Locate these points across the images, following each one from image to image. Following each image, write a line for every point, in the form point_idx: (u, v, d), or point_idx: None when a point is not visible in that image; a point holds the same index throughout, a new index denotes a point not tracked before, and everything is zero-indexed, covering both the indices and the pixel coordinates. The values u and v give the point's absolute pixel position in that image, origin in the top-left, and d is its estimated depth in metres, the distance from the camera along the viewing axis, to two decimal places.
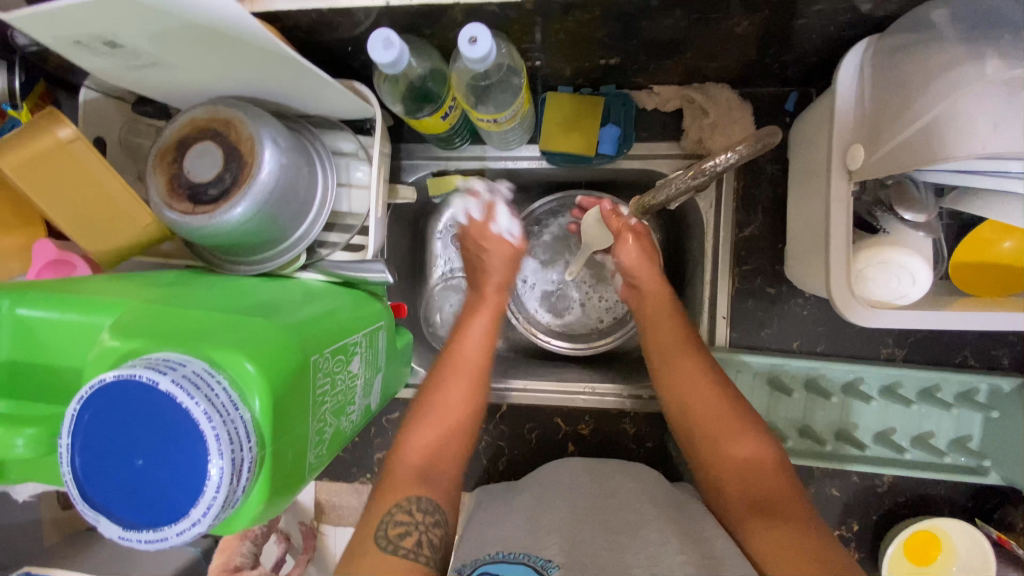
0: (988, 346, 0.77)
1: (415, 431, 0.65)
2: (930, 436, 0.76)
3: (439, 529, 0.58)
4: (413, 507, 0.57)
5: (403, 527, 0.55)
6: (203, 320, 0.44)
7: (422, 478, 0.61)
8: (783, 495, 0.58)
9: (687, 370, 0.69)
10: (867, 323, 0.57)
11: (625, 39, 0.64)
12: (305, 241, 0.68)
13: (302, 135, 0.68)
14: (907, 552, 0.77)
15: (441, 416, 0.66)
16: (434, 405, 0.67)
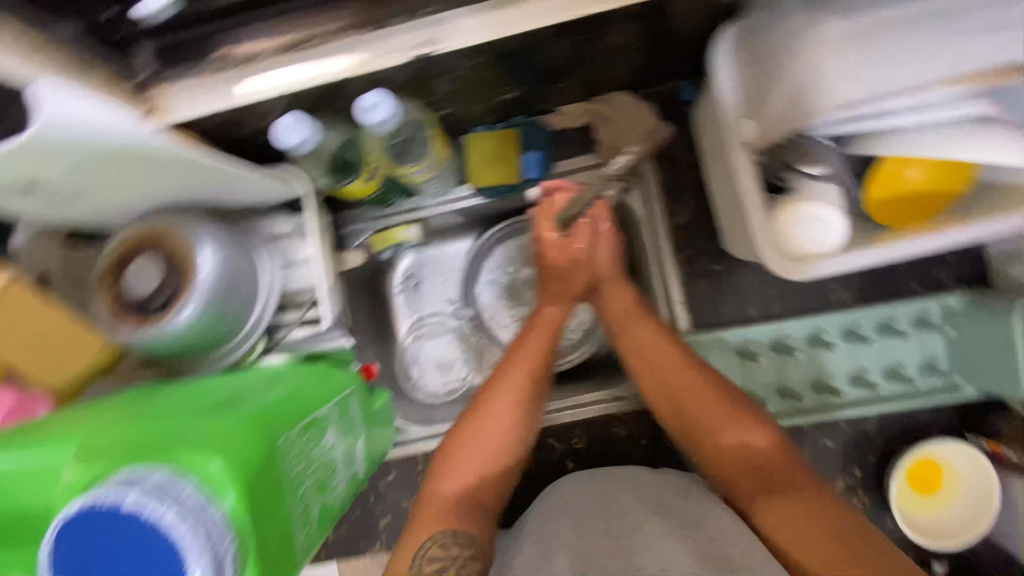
0: (926, 271, 0.81)
1: (445, 462, 0.66)
2: (901, 368, 0.79)
3: (477, 563, 0.59)
4: (446, 541, 0.59)
5: (439, 563, 0.57)
6: (165, 434, 0.45)
7: (456, 510, 0.62)
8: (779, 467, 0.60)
9: (664, 366, 0.69)
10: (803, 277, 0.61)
11: (518, 74, 0.69)
12: (261, 327, 0.70)
13: (239, 228, 0.71)
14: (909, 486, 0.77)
15: (475, 444, 0.66)
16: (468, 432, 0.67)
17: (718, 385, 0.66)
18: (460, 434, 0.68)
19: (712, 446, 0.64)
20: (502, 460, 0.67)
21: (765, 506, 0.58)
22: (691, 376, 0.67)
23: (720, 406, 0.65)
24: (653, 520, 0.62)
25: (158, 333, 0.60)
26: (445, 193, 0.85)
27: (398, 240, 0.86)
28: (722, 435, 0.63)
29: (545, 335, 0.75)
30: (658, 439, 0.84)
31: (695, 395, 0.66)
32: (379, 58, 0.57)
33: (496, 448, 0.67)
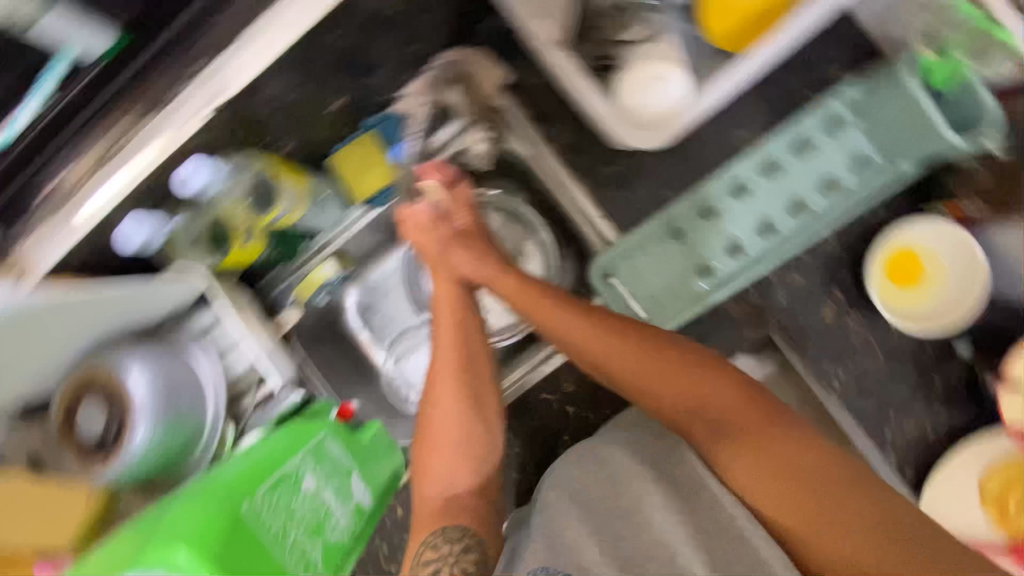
0: (813, 72, 0.78)
1: (421, 468, 0.63)
2: (830, 176, 0.77)
3: (474, 553, 0.58)
4: (437, 542, 0.58)
5: (433, 564, 0.56)
6: (162, 520, 0.53)
7: (448, 510, 0.61)
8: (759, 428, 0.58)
9: (624, 362, 0.63)
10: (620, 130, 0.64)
11: (331, 79, 0.69)
12: (221, 415, 0.72)
13: (163, 339, 0.73)
14: (891, 277, 0.76)
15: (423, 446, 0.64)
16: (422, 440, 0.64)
17: (728, 409, 0.60)
18: (427, 441, 0.64)
19: (660, 404, 0.62)
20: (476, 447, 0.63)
21: (735, 461, 0.58)
22: (645, 356, 0.63)
23: (687, 380, 0.61)
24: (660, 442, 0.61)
25: (123, 464, 0.65)
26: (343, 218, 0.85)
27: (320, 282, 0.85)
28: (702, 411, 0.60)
29: (455, 325, 0.68)
30: None
31: (652, 375, 0.62)
32: (174, 135, 0.60)
33: (460, 439, 0.63)
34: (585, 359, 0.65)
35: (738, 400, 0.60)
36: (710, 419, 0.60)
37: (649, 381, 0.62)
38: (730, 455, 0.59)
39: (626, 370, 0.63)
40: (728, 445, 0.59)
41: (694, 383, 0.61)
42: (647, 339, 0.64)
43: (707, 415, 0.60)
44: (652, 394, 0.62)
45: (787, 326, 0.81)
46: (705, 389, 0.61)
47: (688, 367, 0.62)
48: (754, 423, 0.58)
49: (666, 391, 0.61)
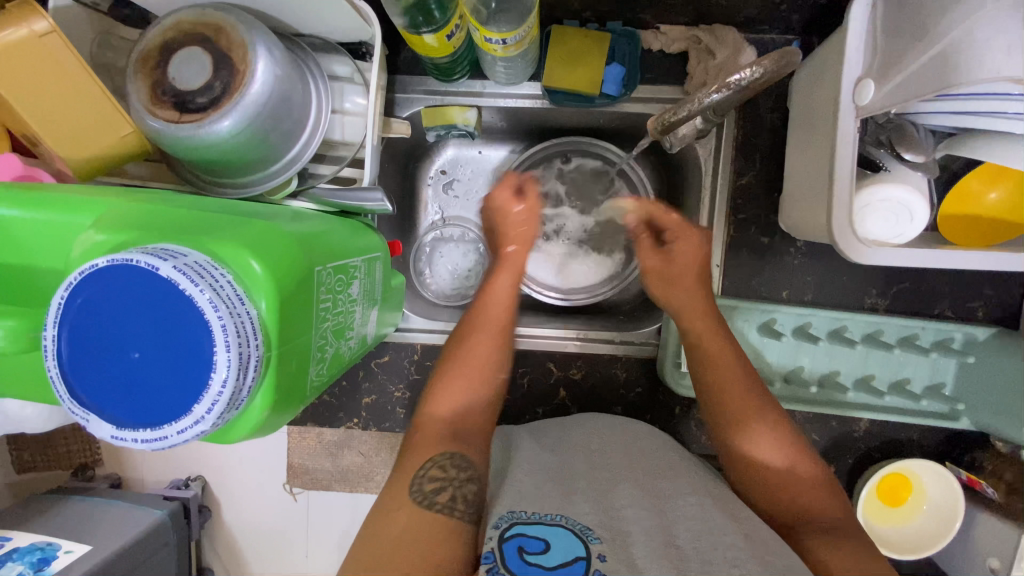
0: (965, 299, 0.80)
1: (435, 396, 0.62)
2: (907, 382, 0.79)
3: (475, 484, 0.56)
4: (446, 463, 0.56)
5: (438, 483, 0.54)
6: (225, 223, 0.41)
7: (453, 435, 0.59)
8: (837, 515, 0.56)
9: (724, 370, 0.65)
10: (843, 244, 0.59)
11: None
12: (298, 165, 0.65)
13: (295, 52, 0.64)
14: (884, 499, 0.80)
15: (464, 366, 0.64)
16: (454, 361, 0.64)
17: (778, 446, 0.60)
18: (462, 354, 0.64)
19: (755, 467, 0.60)
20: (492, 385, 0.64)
21: (817, 543, 0.54)
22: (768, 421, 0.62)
23: (777, 431, 0.61)
24: (667, 490, 0.61)
25: (193, 134, 0.55)
26: (513, 85, 0.80)
27: (451, 121, 0.80)
28: (779, 464, 0.60)
29: (513, 274, 0.71)
30: (653, 390, 0.84)
31: (763, 431, 0.61)
32: None
33: (492, 370, 0.65)
34: (718, 404, 0.64)
35: (834, 499, 0.58)
36: (794, 500, 0.58)
37: (732, 403, 0.63)
38: (819, 539, 0.54)
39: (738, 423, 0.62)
40: (820, 535, 0.54)
41: (802, 472, 0.59)
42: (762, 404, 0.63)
43: (794, 498, 0.58)
44: (753, 443, 0.61)
45: None
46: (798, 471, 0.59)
47: (784, 429, 0.61)
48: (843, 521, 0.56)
49: (760, 445, 0.61)
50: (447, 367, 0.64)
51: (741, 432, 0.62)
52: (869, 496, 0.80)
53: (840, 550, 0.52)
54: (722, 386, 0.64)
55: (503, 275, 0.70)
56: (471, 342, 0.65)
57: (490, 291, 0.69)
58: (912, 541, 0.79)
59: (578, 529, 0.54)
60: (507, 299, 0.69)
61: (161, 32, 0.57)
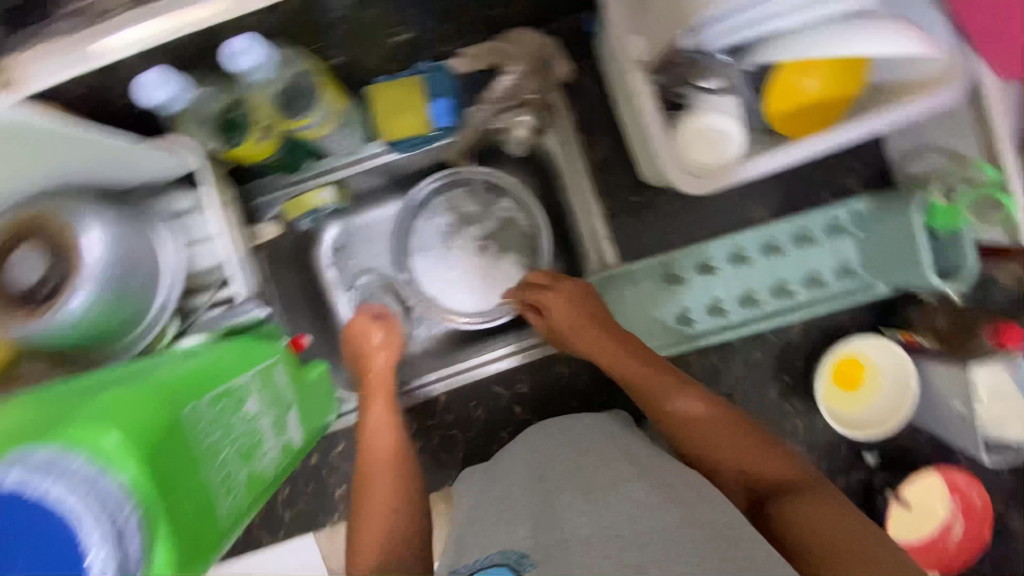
0: (837, 179, 0.84)
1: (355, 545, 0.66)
2: (817, 274, 0.82)
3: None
4: None
5: None
6: (74, 404, 0.42)
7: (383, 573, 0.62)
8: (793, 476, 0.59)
9: (643, 373, 0.70)
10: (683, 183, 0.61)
11: (406, 13, 0.65)
12: (171, 307, 0.67)
13: (131, 207, 0.66)
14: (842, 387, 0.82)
15: (372, 507, 0.68)
16: (364, 505, 0.69)
17: (716, 425, 0.64)
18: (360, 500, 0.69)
19: (705, 447, 0.63)
20: (396, 518, 0.67)
21: (794, 508, 0.54)
22: (708, 419, 0.65)
23: (708, 413, 0.66)
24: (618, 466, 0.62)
25: (47, 324, 0.56)
26: (358, 151, 0.82)
27: (312, 207, 0.81)
28: (721, 442, 0.63)
29: (385, 403, 0.77)
30: (597, 373, 0.86)
31: (698, 418, 0.65)
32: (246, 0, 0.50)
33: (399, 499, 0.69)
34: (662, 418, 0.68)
35: (791, 465, 0.60)
36: (749, 471, 0.61)
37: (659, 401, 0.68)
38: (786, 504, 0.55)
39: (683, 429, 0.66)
40: (789, 500, 0.56)
41: (755, 450, 0.62)
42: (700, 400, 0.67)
43: (749, 471, 0.61)
44: (695, 429, 0.65)
45: (735, 395, 0.85)
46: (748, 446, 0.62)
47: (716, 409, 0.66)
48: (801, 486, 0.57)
49: (700, 429, 0.65)
50: (359, 513, 0.68)
51: (687, 433, 0.65)
52: (826, 385, 0.82)
53: (806, 508, 0.54)
54: (647, 386, 0.69)
55: (377, 406, 0.77)
56: (370, 481, 0.70)
57: (369, 426, 0.76)
58: (881, 412, 0.80)
59: (515, 561, 0.48)
60: (389, 433, 0.75)
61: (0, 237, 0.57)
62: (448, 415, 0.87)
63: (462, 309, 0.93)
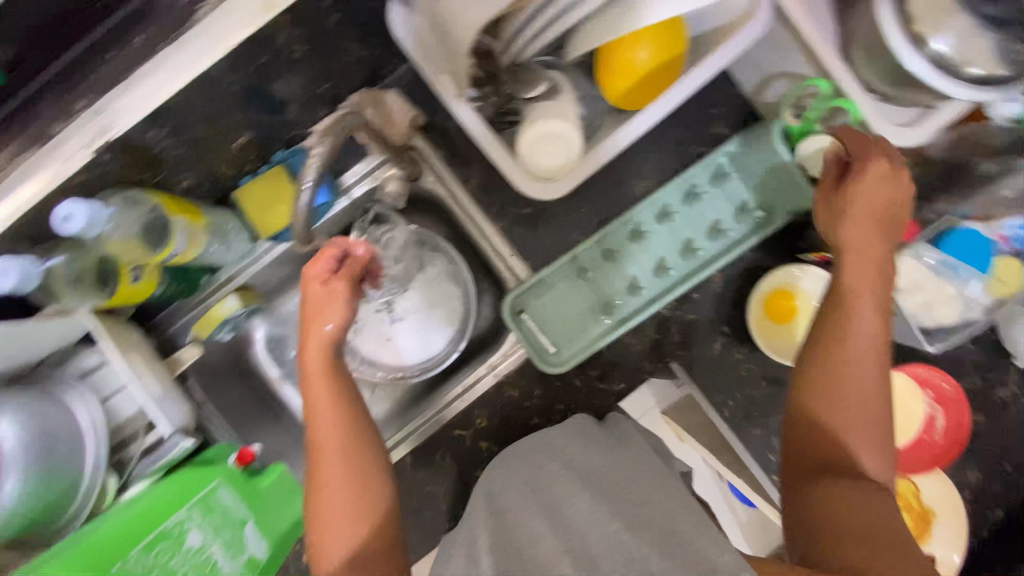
0: (708, 127, 0.85)
1: (321, 548, 0.57)
2: (721, 223, 0.82)
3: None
4: None
5: None
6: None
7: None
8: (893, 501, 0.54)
9: (864, 261, 0.61)
10: (539, 191, 0.62)
11: (230, 117, 0.67)
12: (104, 465, 0.67)
13: (40, 384, 0.67)
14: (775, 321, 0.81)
15: (321, 515, 0.58)
16: (315, 507, 0.59)
17: (862, 407, 0.57)
18: (316, 499, 0.59)
19: (828, 413, 0.58)
20: (366, 499, 0.59)
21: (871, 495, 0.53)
22: (872, 418, 0.57)
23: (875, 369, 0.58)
24: (564, 476, 0.62)
25: None
26: (249, 253, 0.84)
27: (220, 319, 0.82)
28: (842, 412, 0.57)
29: (330, 398, 0.62)
30: (548, 384, 0.86)
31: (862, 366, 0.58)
32: (62, 170, 0.56)
33: (361, 505, 0.59)
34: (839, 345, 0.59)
35: (881, 458, 0.57)
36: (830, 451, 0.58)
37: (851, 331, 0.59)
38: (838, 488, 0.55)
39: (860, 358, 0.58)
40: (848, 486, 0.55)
41: (872, 437, 0.57)
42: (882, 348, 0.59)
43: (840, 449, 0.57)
44: (842, 385, 0.58)
45: (684, 361, 0.85)
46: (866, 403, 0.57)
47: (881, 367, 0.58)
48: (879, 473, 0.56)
49: (850, 386, 0.58)
50: (315, 523, 0.59)
51: (831, 391, 0.58)
52: (758, 316, 0.82)
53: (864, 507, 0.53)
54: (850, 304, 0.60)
55: (320, 397, 0.62)
56: (323, 474, 0.59)
57: (318, 421, 0.61)
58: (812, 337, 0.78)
59: None
60: (336, 425, 0.61)
61: None
62: (421, 471, 0.87)
63: (404, 365, 0.93)
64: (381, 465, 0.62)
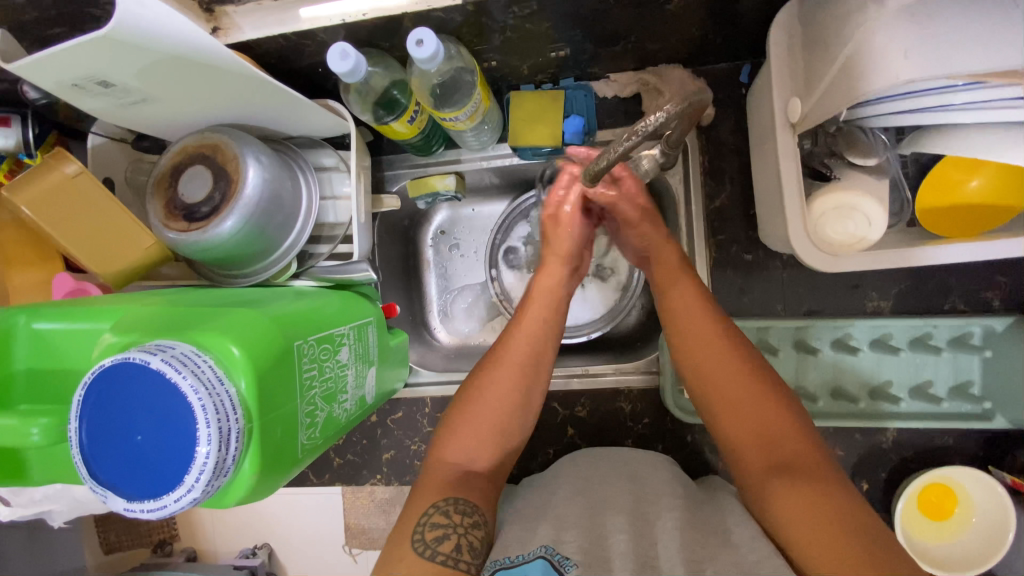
0: (977, 289, 0.77)
1: (449, 438, 0.65)
2: (928, 385, 0.75)
3: (478, 531, 0.59)
4: (449, 509, 0.58)
5: (440, 530, 0.56)
6: (204, 314, 0.49)
7: (458, 482, 0.61)
8: (812, 460, 0.56)
9: (721, 376, 0.62)
10: (811, 256, 0.60)
11: (569, 31, 0.68)
12: (294, 250, 0.73)
13: (286, 154, 0.73)
14: (942, 512, 0.74)
15: (471, 416, 0.65)
16: (467, 405, 0.66)
17: (745, 397, 0.60)
18: (471, 394, 0.66)
19: (735, 430, 0.60)
20: (508, 423, 0.66)
21: (781, 500, 0.54)
22: (778, 427, 0.58)
23: (764, 412, 0.59)
24: (666, 512, 0.61)
25: (201, 238, 0.64)
26: (484, 148, 0.86)
27: (434, 189, 0.86)
28: (750, 421, 0.59)
29: (545, 308, 0.72)
30: (661, 419, 0.84)
31: (744, 406, 0.60)
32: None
33: (502, 420, 0.66)
34: (690, 374, 0.65)
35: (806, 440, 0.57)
36: (773, 453, 0.57)
37: (720, 387, 0.62)
38: (784, 493, 0.54)
39: (742, 423, 0.60)
40: (788, 487, 0.54)
41: (774, 423, 0.58)
42: (763, 384, 0.61)
43: (771, 447, 0.58)
44: (733, 414, 0.61)
45: None
46: (781, 427, 0.58)
47: (778, 411, 0.59)
48: (819, 475, 0.54)
49: (745, 414, 0.60)
50: (455, 417, 0.66)
51: (721, 400, 0.61)
52: (917, 524, 0.75)
53: (802, 501, 0.53)
54: (726, 399, 0.61)
55: (535, 304, 0.72)
56: (488, 378, 0.67)
57: (525, 317, 0.71)
58: (966, 515, 0.73)
59: (556, 559, 0.54)
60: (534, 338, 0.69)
61: (167, 158, 0.68)
62: None
63: None
64: (540, 394, 0.69)
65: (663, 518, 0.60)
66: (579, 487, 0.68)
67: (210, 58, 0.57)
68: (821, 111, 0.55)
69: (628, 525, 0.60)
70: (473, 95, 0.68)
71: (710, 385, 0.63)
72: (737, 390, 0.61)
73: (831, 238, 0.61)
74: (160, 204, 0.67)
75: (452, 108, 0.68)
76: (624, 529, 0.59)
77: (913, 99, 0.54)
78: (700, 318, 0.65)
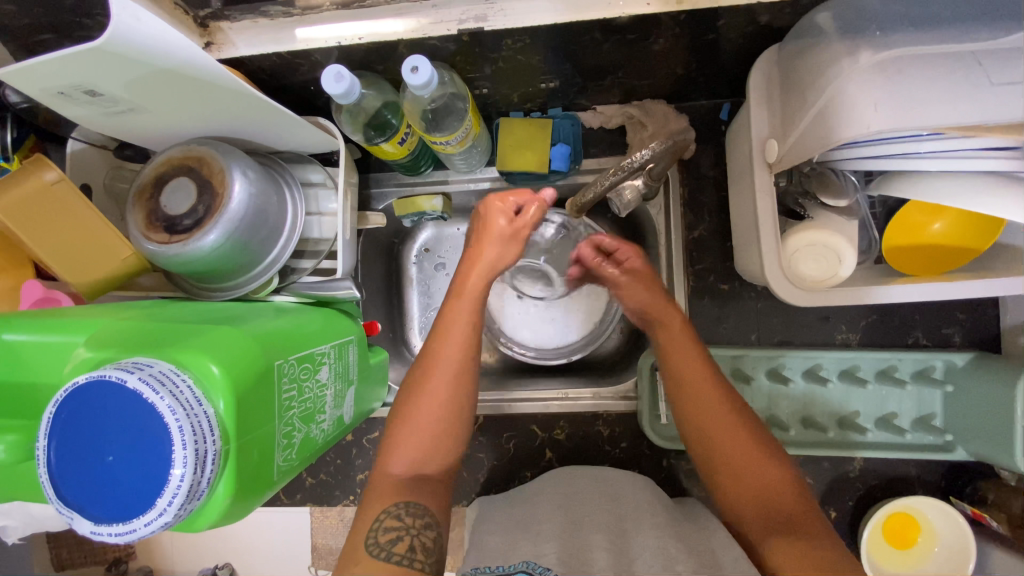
0: (939, 325, 0.80)
1: (395, 447, 0.64)
2: (893, 416, 0.78)
3: (432, 531, 0.59)
4: (402, 512, 0.58)
5: (393, 532, 0.56)
6: (183, 331, 0.48)
7: (408, 487, 0.61)
8: (803, 514, 0.58)
9: (720, 430, 0.64)
10: (783, 290, 0.63)
11: (560, 64, 0.70)
12: (277, 265, 0.72)
13: (273, 169, 0.73)
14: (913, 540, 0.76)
15: (416, 427, 0.64)
16: (409, 414, 0.65)
17: (743, 451, 0.63)
18: (410, 400, 0.66)
19: (733, 485, 0.62)
20: (451, 430, 0.66)
21: (776, 550, 0.55)
22: (773, 483, 0.60)
23: (760, 466, 0.61)
24: (639, 536, 0.62)
25: (182, 252, 0.63)
26: (473, 171, 0.88)
27: (421, 209, 0.86)
28: (746, 477, 0.62)
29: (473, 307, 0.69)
30: (639, 444, 0.85)
31: (743, 461, 0.62)
32: (429, 27, 0.61)
33: (440, 425, 0.65)
34: (690, 430, 0.67)
35: (799, 498, 0.60)
36: (769, 511, 0.59)
37: (719, 441, 0.64)
38: (779, 544, 0.55)
39: (740, 482, 0.62)
40: (783, 540, 0.55)
41: (767, 477, 0.61)
42: (759, 439, 0.63)
43: (767, 503, 0.60)
44: (731, 467, 0.63)
45: None
46: (772, 482, 0.61)
47: (773, 466, 0.61)
48: (811, 529, 0.56)
49: (744, 469, 0.62)
50: (397, 428, 0.65)
51: (721, 455, 0.63)
52: (888, 553, 0.76)
53: (797, 551, 0.53)
54: (725, 453, 0.63)
55: (461, 307, 0.69)
56: (425, 387, 0.66)
57: (451, 312, 0.69)
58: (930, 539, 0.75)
59: (538, 569, 0.54)
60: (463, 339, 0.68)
61: (149, 170, 0.67)
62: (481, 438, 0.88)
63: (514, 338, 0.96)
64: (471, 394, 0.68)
65: (640, 541, 0.61)
66: (557, 510, 0.68)
67: (202, 72, 0.57)
68: (797, 152, 0.58)
69: (605, 549, 0.60)
70: (466, 122, 0.70)
71: (693, 419, 0.66)
72: (734, 445, 0.63)
73: (806, 275, 0.64)
74: (141, 216, 0.66)
75: (443, 133, 0.70)
76: (603, 551, 0.60)
77: (881, 147, 0.57)
78: (701, 371, 0.67)
